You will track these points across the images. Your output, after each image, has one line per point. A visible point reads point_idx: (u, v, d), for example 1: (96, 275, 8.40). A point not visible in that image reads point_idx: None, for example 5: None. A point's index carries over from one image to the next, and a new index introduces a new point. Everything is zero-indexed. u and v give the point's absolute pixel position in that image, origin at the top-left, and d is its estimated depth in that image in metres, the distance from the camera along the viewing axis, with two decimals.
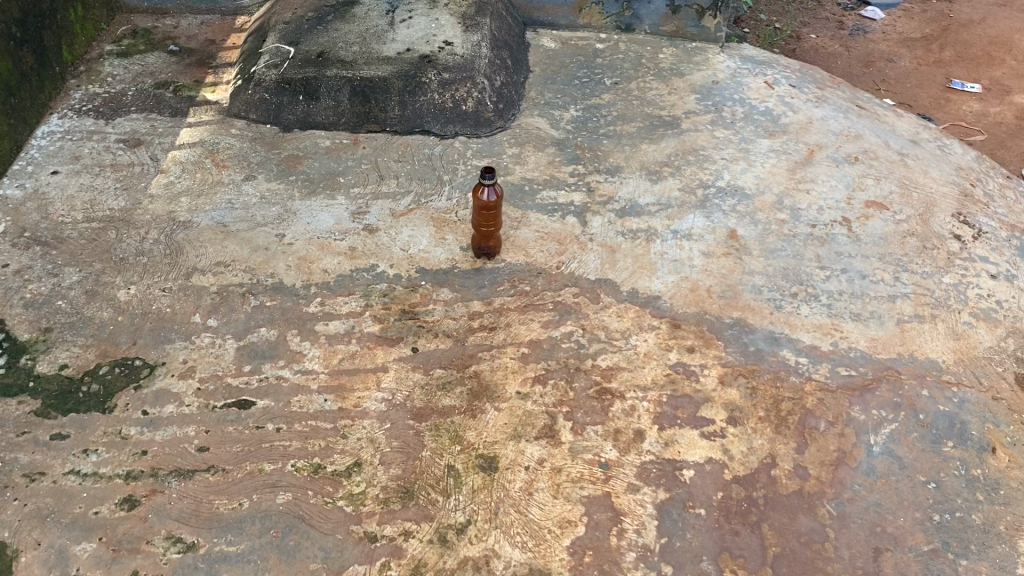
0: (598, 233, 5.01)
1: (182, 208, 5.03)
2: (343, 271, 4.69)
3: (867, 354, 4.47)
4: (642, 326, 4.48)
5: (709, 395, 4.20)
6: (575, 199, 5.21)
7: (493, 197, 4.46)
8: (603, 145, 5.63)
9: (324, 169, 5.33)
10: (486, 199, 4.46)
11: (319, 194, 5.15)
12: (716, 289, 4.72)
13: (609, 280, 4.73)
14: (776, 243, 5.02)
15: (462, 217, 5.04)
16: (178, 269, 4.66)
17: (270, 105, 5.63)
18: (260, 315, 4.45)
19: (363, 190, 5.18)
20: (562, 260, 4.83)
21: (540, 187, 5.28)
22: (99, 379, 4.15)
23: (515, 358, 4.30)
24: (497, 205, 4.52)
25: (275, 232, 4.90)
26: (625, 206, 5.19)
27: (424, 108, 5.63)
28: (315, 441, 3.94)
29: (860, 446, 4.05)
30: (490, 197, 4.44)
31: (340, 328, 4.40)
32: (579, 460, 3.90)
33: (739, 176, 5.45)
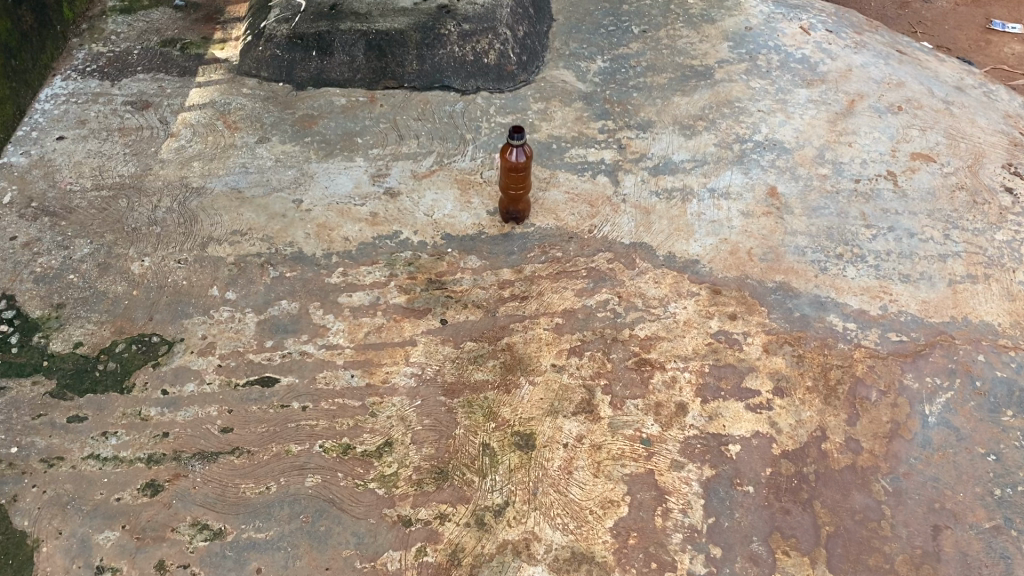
0: (631, 194, 4.77)
1: (195, 174, 4.80)
2: (365, 238, 4.49)
3: (919, 318, 4.24)
4: (680, 293, 4.27)
5: (754, 365, 4.00)
6: (606, 157, 4.96)
7: (522, 158, 4.24)
8: (633, 98, 5.34)
9: (341, 129, 5.08)
10: (515, 160, 4.24)
11: (336, 156, 4.92)
12: (757, 251, 4.48)
13: (645, 243, 4.50)
14: (819, 201, 4.76)
15: (488, 179, 4.81)
16: (193, 240, 4.45)
17: (282, 62, 5.35)
18: (281, 286, 4.25)
19: (382, 152, 4.94)
20: (594, 224, 4.60)
21: (569, 145, 5.03)
22: (116, 357, 3.98)
23: (549, 329, 4.11)
24: (526, 167, 4.30)
25: (292, 197, 4.67)
26: (659, 163, 4.93)
27: (444, 62, 5.33)
28: (343, 420, 3.77)
29: (914, 416, 3.85)
30: (519, 157, 4.23)
31: (365, 300, 4.21)
32: (620, 436, 3.71)
33: (777, 129, 5.17)
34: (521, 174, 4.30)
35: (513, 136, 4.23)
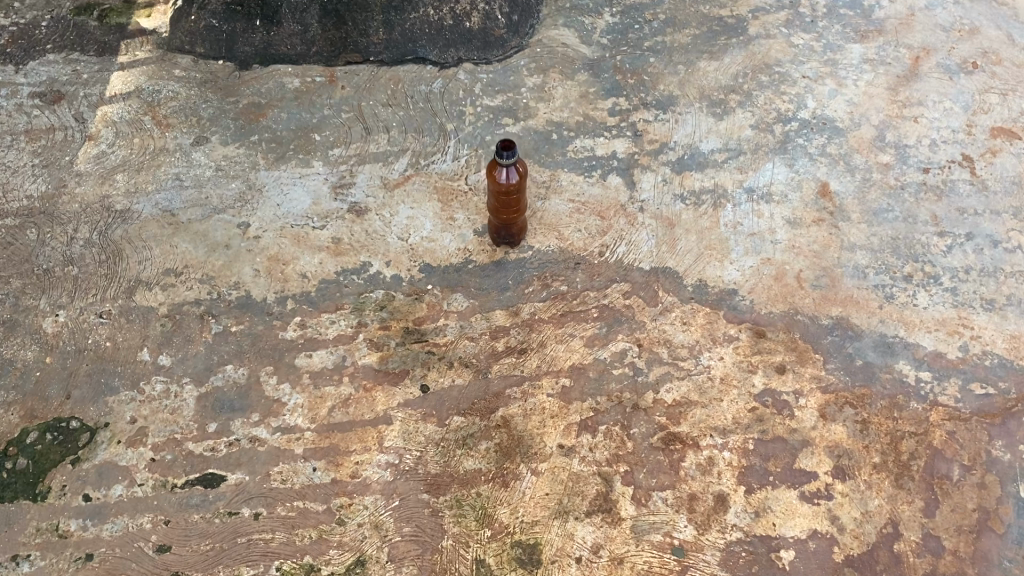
0: (650, 199, 3.90)
1: (119, 191, 3.94)
2: (327, 275, 3.68)
3: (1007, 360, 3.45)
4: (715, 339, 3.48)
5: (808, 437, 3.26)
6: (618, 148, 4.06)
7: (514, 176, 3.38)
8: (650, 64, 4.37)
9: (295, 123, 4.18)
10: (506, 181, 3.39)
11: (289, 160, 4.04)
12: (808, 275, 3.66)
13: (668, 269, 3.68)
14: (879, 201, 3.90)
15: (474, 185, 3.96)
16: (117, 284, 3.64)
17: (221, 35, 4.40)
18: (225, 346, 3.48)
19: (345, 152, 4.06)
20: (605, 243, 3.77)
21: (572, 134, 4.12)
22: (27, 451, 3.23)
23: (554, 396, 3.34)
24: (521, 186, 3.45)
25: (237, 220, 3.83)
26: (683, 155, 4.03)
27: (417, 27, 4.36)
28: (305, 532, 3.04)
29: (1006, 501, 3.13)
30: (511, 178, 3.37)
31: (328, 361, 3.44)
32: (646, 544, 3.00)
33: (827, 102, 4.24)
34: (513, 195, 3.45)
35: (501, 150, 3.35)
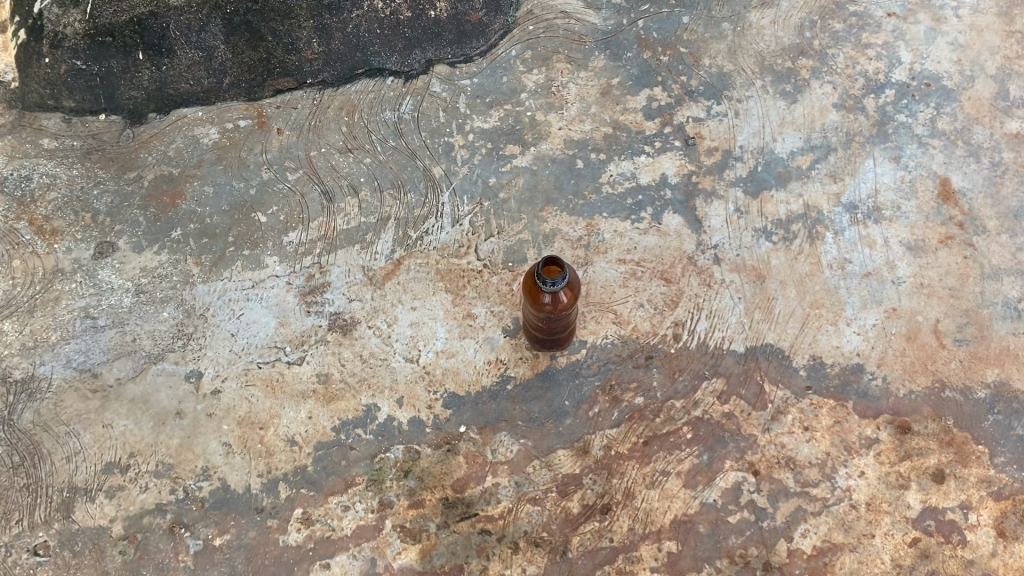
0: (725, 242, 2.93)
1: (12, 349, 2.88)
2: (323, 435, 2.74)
3: None
4: (849, 447, 2.67)
5: (991, 570, 2.53)
6: (668, 170, 3.03)
7: (563, 299, 2.38)
8: (685, 28, 3.26)
9: (224, 198, 3.07)
10: (554, 303, 2.39)
11: (231, 260, 2.98)
12: (947, 326, 2.80)
13: (769, 349, 2.80)
14: (1018, 194, 2.96)
15: (488, 258, 2.93)
16: (46, 500, 2.69)
17: (93, 80, 3.13)
18: (213, 569, 2.60)
19: (305, 236, 2.99)
20: (679, 319, 2.84)
21: (603, 155, 3.06)
22: None
23: (660, 571, 2.55)
24: (573, 304, 2.44)
25: (182, 369, 2.84)
26: (755, 166, 3.02)
27: (363, 28, 3.16)
28: None
29: None
30: (561, 299, 2.37)
31: (353, 570, 2.58)
32: None
33: (925, 50, 3.19)
34: (562, 315, 2.46)
35: (544, 269, 2.32)
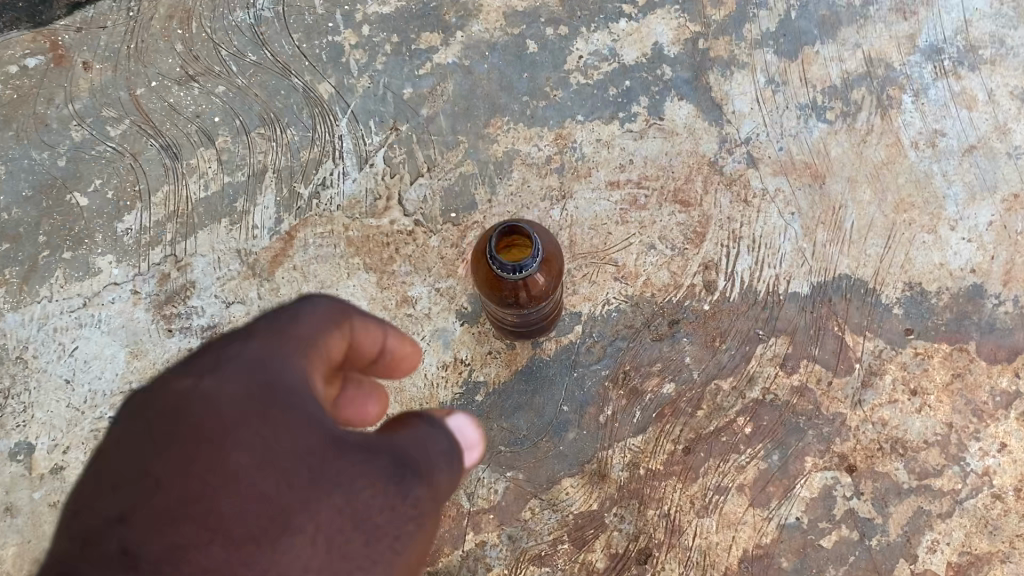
0: (759, 133, 2.00)
1: None
2: None
3: None
4: (980, 412, 1.84)
5: None
6: (661, 36, 2.05)
7: (538, 281, 1.46)
8: None
9: (22, 180, 2.09)
10: (528, 285, 1.46)
11: (47, 269, 2.03)
12: None
13: (844, 283, 1.92)
14: None
15: (419, 211, 2.00)
16: None
17: None
18: None
19: (148, 219, 2.05)
20: (709, 258, 1.94)
21: (563, 29, 2.06)
22: None
23: None
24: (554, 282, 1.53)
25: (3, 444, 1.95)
26: (787, 13, 2.05)
27: None
28: None
29: None
30: (536, 277, 1.44)
31: None
32: None
33: None
34: (539, 301, 1.55)
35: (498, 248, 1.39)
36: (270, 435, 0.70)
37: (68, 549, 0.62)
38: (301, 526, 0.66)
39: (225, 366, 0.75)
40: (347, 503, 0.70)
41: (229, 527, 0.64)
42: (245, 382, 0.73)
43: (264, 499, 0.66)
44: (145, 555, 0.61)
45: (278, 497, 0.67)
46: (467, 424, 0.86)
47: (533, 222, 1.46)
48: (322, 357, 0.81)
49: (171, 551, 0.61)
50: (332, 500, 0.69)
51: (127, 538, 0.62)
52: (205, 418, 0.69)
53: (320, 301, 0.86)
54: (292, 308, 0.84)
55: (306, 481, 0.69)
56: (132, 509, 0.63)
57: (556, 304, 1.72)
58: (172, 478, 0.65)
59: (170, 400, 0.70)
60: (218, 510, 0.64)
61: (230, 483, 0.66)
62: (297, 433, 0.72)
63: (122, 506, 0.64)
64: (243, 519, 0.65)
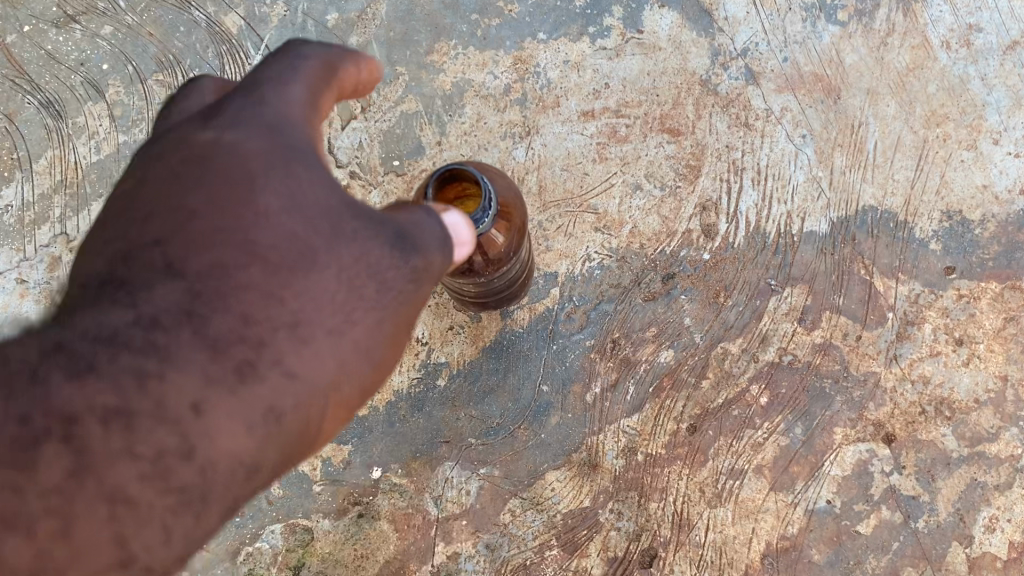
0: (758, 41, 1.65)
1: None
2: None
3: None
4: None
5: None
6: None
7: (495, 241, 1.10)
8: None
9: None
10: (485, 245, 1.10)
11: None
12: None
13: (870, 217, 1.60)
14: None
15: (355, 160, 1.66)
16: None
17: None
18: None
19: (31, 192, 1.72)
20: (706, 197, 1.61)
21: None
22: None
23: None
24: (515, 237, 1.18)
25: None
26: None
27: None
28: None
29: None
30: (496, 235, 1.08)
31: None
32: None
33: None
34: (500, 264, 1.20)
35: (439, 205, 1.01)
36: (292, 185, 0.59)
37: (104, 265, 0.55)
38: (331, 262, 0.57)
39: (229, 106, 0.64)
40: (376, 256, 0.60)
41: (263, 255, 0.54)
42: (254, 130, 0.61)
43: (293, 220, 0.57)
44: (184, 272, 0.53)
45: (297, 225, 0.57)
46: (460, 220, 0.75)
47: (478, 165, 1.10)
48: (321, 113, 0.68)
49: (208, 271, 0.53)
50: (351, 249, 0.59)
51: (153, 233, 0.55)
52: (226, 166, 0.58)
53: (310, 63, 0.69)
54: (288, 55, 0.69)
55: (329, 228, 0.59)
56: (151, 216, 0.56)
57: (523, 264, 1.37)
58: (196, 201, 0.56)
59: (188, 155, 0.60)
60: (253, 241, 0.55)
61: (259, 213, 0.56)
62: (311, 166, 0.62)
63: (148, 212, 0.57)
64: (270, 239, 0.55)
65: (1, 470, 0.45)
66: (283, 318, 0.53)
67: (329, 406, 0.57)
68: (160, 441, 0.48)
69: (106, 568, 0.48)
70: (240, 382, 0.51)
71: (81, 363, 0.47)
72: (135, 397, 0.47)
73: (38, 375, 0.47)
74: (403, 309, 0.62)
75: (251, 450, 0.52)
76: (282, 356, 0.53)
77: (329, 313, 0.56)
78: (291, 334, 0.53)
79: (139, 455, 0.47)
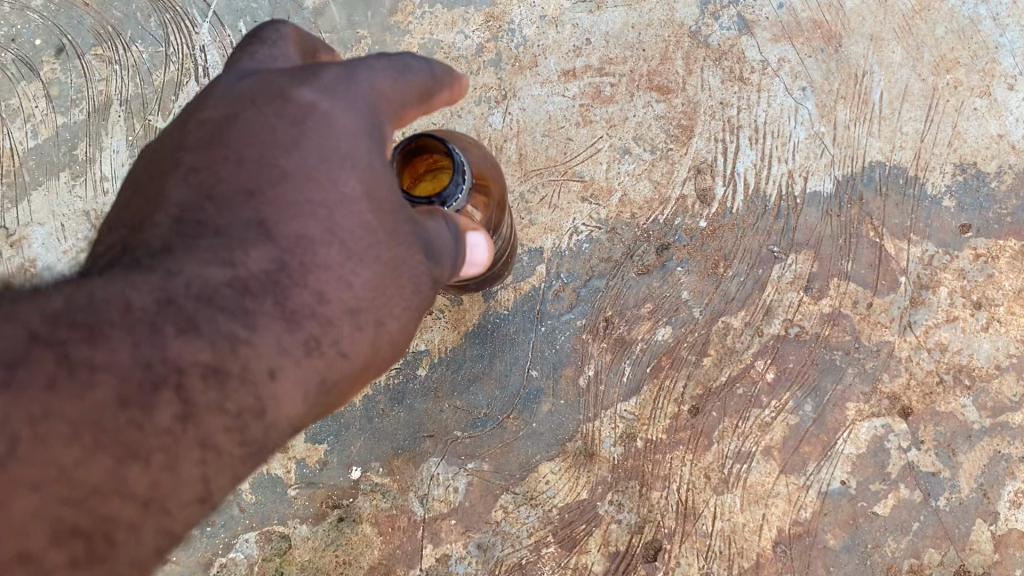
0: None
1: None
2: None
3: None
4: None
5: None
6: None
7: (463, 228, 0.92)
8: None
9: None
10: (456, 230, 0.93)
11: None
12: None
13: (877, 175, 1.47)
14: None
15: None
16: None
17: None
18: None
19: None
20: (699, 159, 1.49)
21: None
22: None
23: None
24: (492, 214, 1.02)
25: None
26: None
27: None
28: None
29: None
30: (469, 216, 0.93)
31: None
32: None
33: None
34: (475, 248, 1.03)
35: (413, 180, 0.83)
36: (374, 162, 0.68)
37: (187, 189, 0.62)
38: (389, 253, 0.67)
39: (323, 77, 0.70)
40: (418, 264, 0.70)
41: (344, 225, 0.64)
42: (352, 116, 0.68)
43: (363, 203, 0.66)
44: (277, 235, 0.60)
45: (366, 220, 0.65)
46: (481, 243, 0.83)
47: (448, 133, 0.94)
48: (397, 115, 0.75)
49: (296, 243, 0.61)
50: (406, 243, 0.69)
51: (247, 183, 0.62)
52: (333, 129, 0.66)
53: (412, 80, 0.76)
54: (393, 61, 0.75)
55: (391, 226, 0.68)
56: (248, 161, 0.63)
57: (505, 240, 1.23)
58: (291, 165, 0.63)
59: (290, 106, 0.66)
60: (334, 222, 0.63)
61: (340, 197, 0.64)
62: (385, 163, 0.70)
63: (245, 154, 0.63)
64: (347, 220, 0.64)
65: (119, 414, 0.47)
66: (345, 302, 0.62)
67: (358, 380, 0.65)
68: (242, 400, 0.53)
69: (188, 503, 0.51)
70: (308, 356, 0.58)
71: (183, 317, 0.52)
72: (228, 358, 0.53)
73: (153, 327, 0.50)
74: (425, 299, 0.71)
75: (305, 411, 0.59)
76: (340, 339, 0.61)
77: (383, 303, 0.66)
78: (352, 318, 0.62)
79: (226, 410, 0.52)
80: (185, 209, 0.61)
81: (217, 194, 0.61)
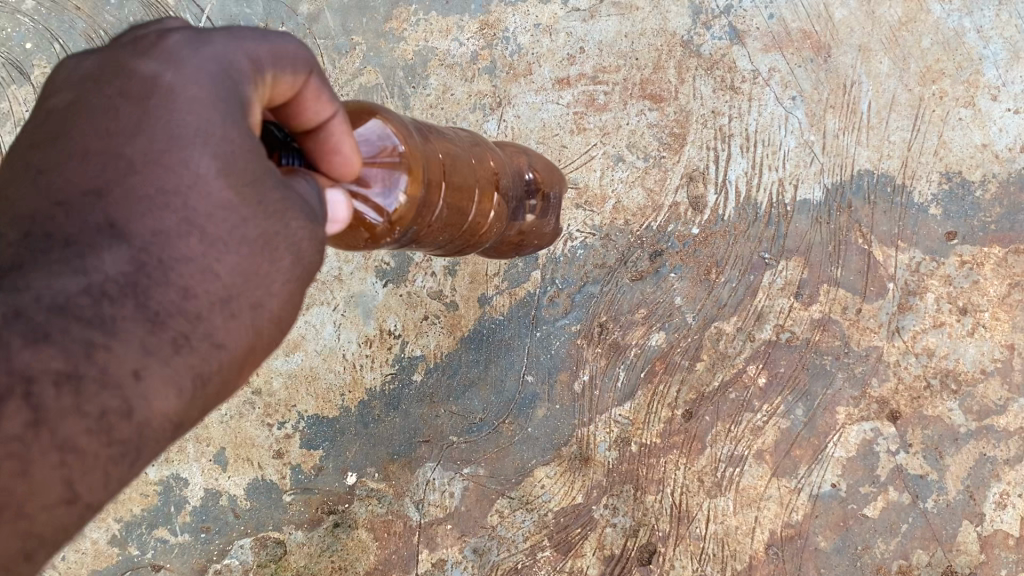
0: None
1: None
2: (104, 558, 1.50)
3: None
4: None
5: None
6: None
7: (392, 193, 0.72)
8: None
9: None
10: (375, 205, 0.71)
11: None
12: None
13: (863, 182, 1.50)
14: None
15: None
16: None
17: None
18: None
19: None
20: (692, 167, 1.51)
21: None
22: None
23: None
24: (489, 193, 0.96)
25: None
26: None
27: None
28: None
29: None
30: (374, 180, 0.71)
31: None
32: None
33: None
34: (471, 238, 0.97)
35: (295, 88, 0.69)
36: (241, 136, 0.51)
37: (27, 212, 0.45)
38: (260, 227, 0.51)
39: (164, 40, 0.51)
40: (298, 229, 0.54)
41: (213, 213, 0.47)
42: (205, 80, 0.50)
43: (231, 176, 0.49)
44: (125, 233, 0.44)
45: (242, 195, 0.49)
46: (340, 198, 0.64)
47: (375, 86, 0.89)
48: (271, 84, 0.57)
49: (154, 240, 0.44)
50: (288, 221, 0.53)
51: (83, 186, 0.45)
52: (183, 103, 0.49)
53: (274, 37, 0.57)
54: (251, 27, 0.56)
55: (259, 194, 0.51)
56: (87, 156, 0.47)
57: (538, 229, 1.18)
58: (136, 151, 0.46)
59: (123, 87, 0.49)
60: (192, 209, 0.47)
61: (195, 177, 0.48)
62: (253, 127, 0.53)
63: (83, 148, 0.47)
64: (212, 195, 0.48)
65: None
66: (215, 294, 0.47)
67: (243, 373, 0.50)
68: (105, 402, 0.39)
69: (50, 510, 0.37)
70: (178, 354, 0.43)
71: (32, 329, 0.38)
72: (86, 363, 0.38)
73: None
74: (307, 268, 0.56)
75: (183, 415, 0.44)
76: (213, 332, 0.46)
77: (259, 283, 0.50)
78: (220, 313, 0.47)
79: (87, 413, 0.38)
80: (31, 219, 0.45)
81: (62, 199, 0.45)
